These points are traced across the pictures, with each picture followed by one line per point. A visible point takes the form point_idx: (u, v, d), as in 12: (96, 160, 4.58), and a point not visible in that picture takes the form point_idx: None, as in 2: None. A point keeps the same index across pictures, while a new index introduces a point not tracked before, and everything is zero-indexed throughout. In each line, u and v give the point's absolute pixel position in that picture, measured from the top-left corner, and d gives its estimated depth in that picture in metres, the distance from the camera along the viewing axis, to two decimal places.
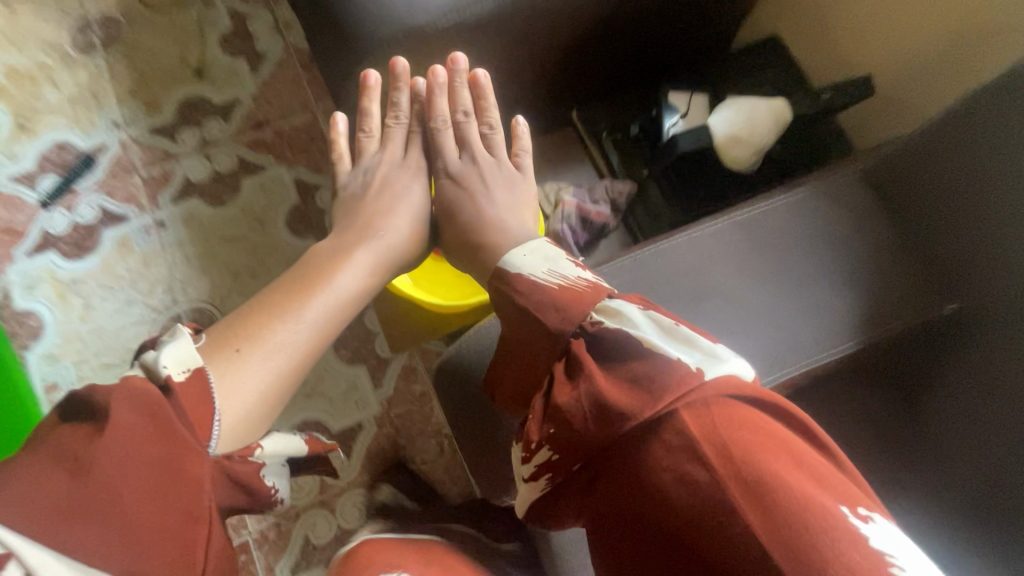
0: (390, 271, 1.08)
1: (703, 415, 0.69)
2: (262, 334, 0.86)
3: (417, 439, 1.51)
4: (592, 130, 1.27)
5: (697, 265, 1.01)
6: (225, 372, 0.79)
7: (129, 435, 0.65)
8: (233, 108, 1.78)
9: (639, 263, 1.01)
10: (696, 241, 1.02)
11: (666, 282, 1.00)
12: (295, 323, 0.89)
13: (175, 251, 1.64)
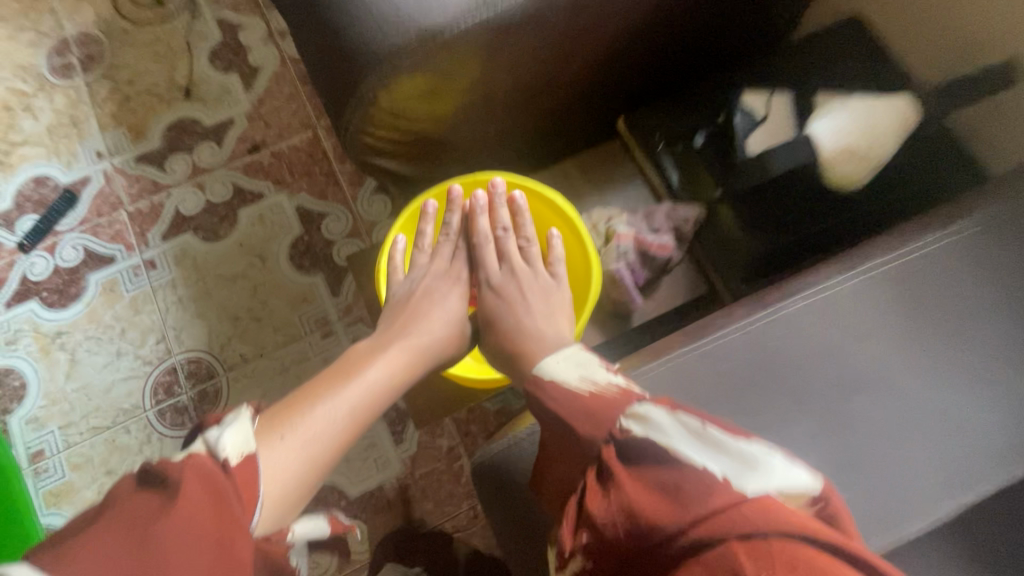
0: (425, 365, 0.88)
1: (755, 538, 0.50)
2: (303, 418, 0.69)
3: (447, 505, 1.27)
4: (647, 143, 1.03)
5: (824, 343, 0.76)
6: (273, 458, 0.64)
7: (194, 500, 0.54)
8: (226, 131, 1.59)
9: (746, 341, 0.76)
10: (825, 308, 0.77)
11: (780, 366, 0.75)
12: (344, 402, 0.74)
13: (167, 295, 1.47)
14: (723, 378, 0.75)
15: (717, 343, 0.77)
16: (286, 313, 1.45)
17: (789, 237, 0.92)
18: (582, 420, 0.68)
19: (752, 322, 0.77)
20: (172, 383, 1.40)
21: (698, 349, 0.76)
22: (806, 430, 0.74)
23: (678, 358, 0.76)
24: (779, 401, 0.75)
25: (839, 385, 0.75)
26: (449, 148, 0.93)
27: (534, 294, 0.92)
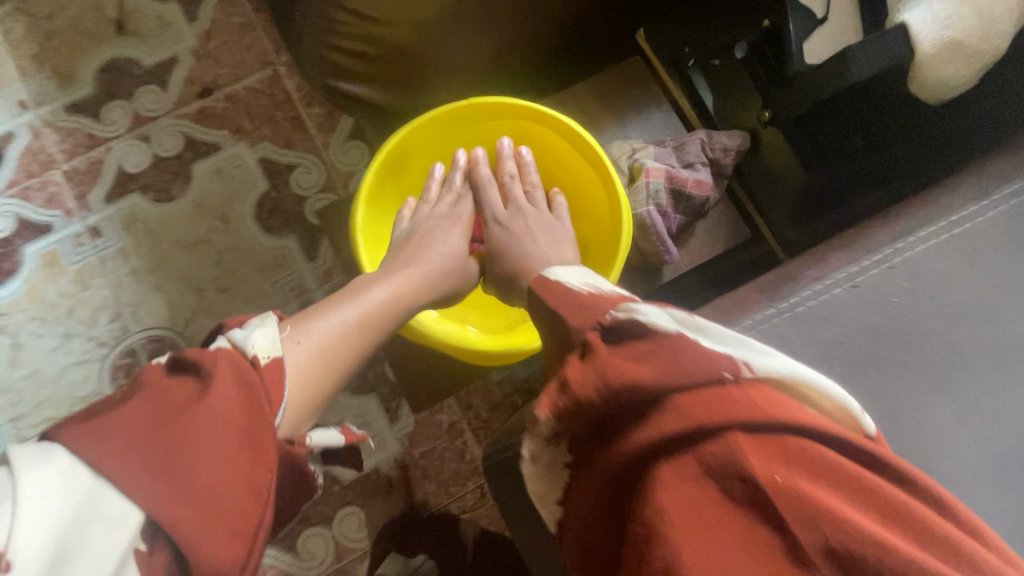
0: (431, 297, 0.72)
1: (766, 431, 0.38)
2: (322, 330, 0.58)
3: (452, 484, 1.12)
4: (675, 60, 0.86)
5: (959, 303, 0.56)
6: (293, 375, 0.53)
7: (226, 392, 0.43)
8: (170, 71, 1.33)
9: (857, 300, 0.57)
10: (963, 256, 0.57)
11: (903, 335, 0.56)
12: (365, 315, 0.62)
13: (118, 267, 1.27)
14: (825, 350, 0.56)
15: (818, 301, 0.57)
16: (257, 282, 1.26)
17: (854, 166, 0.73)
18: (571, 311, 0.52)
19: (862, 271, 0.57)
20: (133, 366, 1.23)
21: (791, 312, 0.57)
22: (936, 424, 0.54)
23: (766, 323, 0.57)
24: (903, 385, 0.55)
25: (986, 365, 0.55)
26: (435, 70, 0.72)
27: (544, 241, 0.74)
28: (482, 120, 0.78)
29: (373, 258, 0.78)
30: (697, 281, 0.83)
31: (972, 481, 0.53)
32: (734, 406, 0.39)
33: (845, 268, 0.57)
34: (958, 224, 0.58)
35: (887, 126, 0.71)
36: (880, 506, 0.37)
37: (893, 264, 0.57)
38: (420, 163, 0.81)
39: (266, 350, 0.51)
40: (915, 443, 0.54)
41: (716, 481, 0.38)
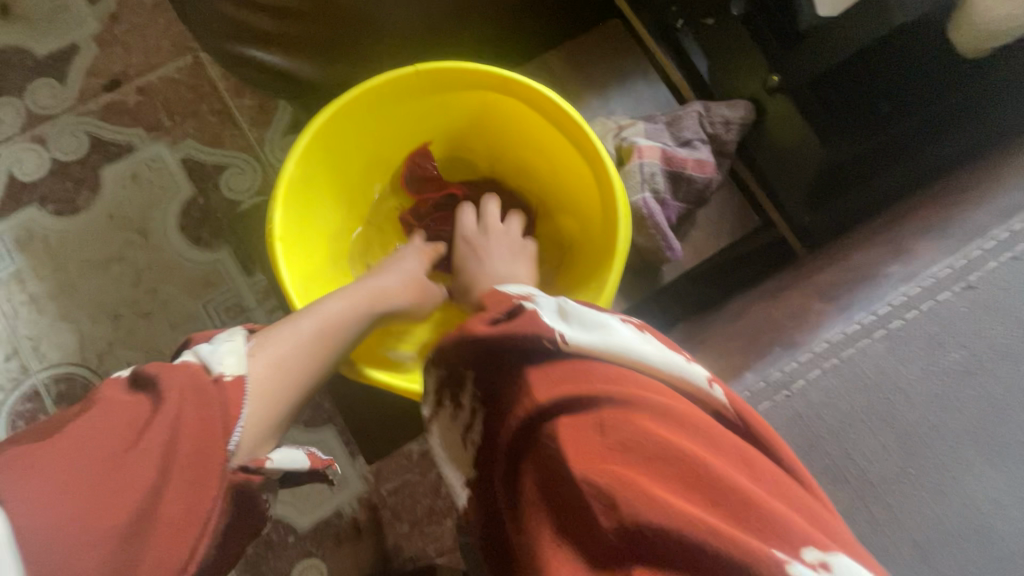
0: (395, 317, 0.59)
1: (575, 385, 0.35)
2: (303, 337, 0.48)
3: (428, 526, 0.84)
4: (659, 21, 0.72)
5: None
6: (259, 396, 0.43)
7: (177, 412, 0.37)
8: (69, 61, 1.00)
9: (974, 308, 0.41)
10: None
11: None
12: (352, 320, 0.52)
13: (13, 294, 0.95)
14: (942, 388, 0.41)
15: (919, 310, 0.42)
16: (182, 302, 0.96)
17: (892, 128, 0.61)
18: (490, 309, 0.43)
19: (975, 265, 0.42)
20: (37, 413, 0.92)
21: (884, 328, 0.42)
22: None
23: (852, 349, 0.43)
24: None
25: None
26: (377, 34, 0.57)
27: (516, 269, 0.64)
28: (439, 93, 0.61)
29: (303, 273, 0.61)
30: (704, 280, 0.71)
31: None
32: (559, 378, 0.36)
33: (948, 262, 0.42)
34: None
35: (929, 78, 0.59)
36: (706, 492, 0.30)
37: (1019, 252, 0.41)
38: (365, 153, 0.66)
39: (236, 367, 0.42)
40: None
41: (544, 469, 0.34)
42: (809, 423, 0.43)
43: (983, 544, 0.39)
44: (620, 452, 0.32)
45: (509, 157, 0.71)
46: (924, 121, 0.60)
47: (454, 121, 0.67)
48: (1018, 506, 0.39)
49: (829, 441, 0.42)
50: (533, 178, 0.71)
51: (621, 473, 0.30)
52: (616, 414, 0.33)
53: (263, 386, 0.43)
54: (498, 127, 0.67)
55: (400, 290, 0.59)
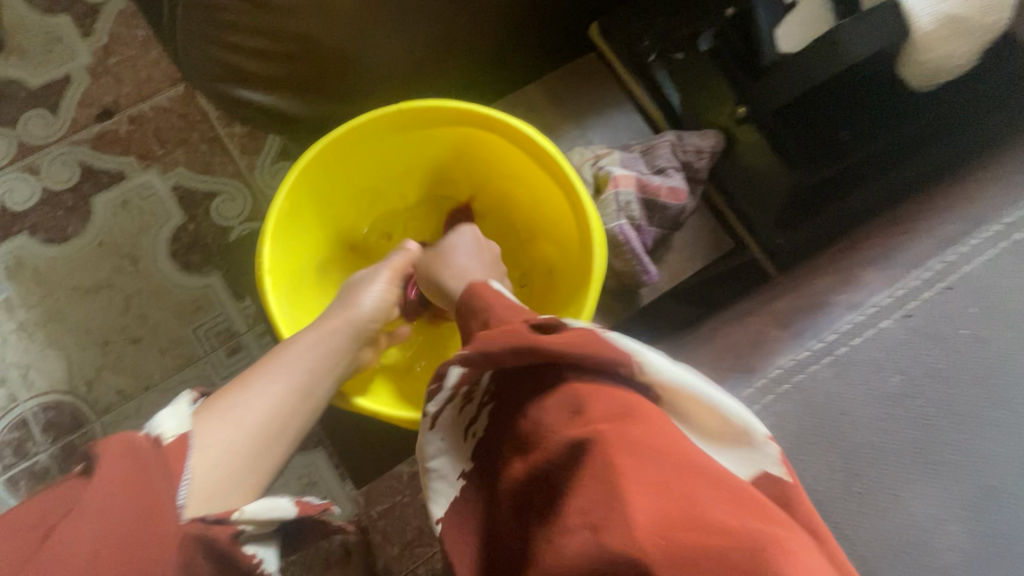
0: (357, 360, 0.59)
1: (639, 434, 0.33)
2: (257, 386, 0.49)
3: (418, 548, 0.85)
4: (634, 55, 0.76)
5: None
6: (209, 444, 0.43)
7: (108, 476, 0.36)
8: (62, 92, 1.02)
9: (915, 336, 0.43)
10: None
11: (975, 380, 0.42)
12: (312, 358, 0.54)
13: (2, 322, 0.96)
14: (883, 411, 0.42)
15: (862, 338, 0.43)
16: (172, 328, 0.97)
17: (840, 162, 0.65)
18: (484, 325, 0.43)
19: (912, 296, 0.43)
20: (24, 441, 0.91)
21: (831, 354, 0.43)
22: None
23: (802, 375, 0.43)
24: (975, 445, 0.41)
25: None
26: (361, 73, 0.59)
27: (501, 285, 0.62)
28: (421, 130, 0.64)
29: (296, 304, 0.63)
30: (682, 301, 0.73)
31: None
32: (601, 416, 0.34)
33: (889, 291, 0.44)
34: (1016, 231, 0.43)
35: (875, 107, 0.63)
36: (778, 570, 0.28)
37: (952, 283, 0.43)
38: (354, 187, 0.68)
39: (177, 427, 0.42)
40: (1002, 521, 0.40)
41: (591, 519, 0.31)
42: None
43: (922, 561, 0.40)
44: (691, 523, 0.29)
45: (486, 182, 0.72)
46: (870, 149, 0.64)
47: (437, 155, 0.70)
48: (953, 521, 0.40)
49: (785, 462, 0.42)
50: (512, 207, 0.73)
51: (701, 540, 0.28)
52: (674, 471, 0.32)
53: (216, 438, 0.44)
54: (479, 160, 0.69)
55: (377, 318, 0.62)
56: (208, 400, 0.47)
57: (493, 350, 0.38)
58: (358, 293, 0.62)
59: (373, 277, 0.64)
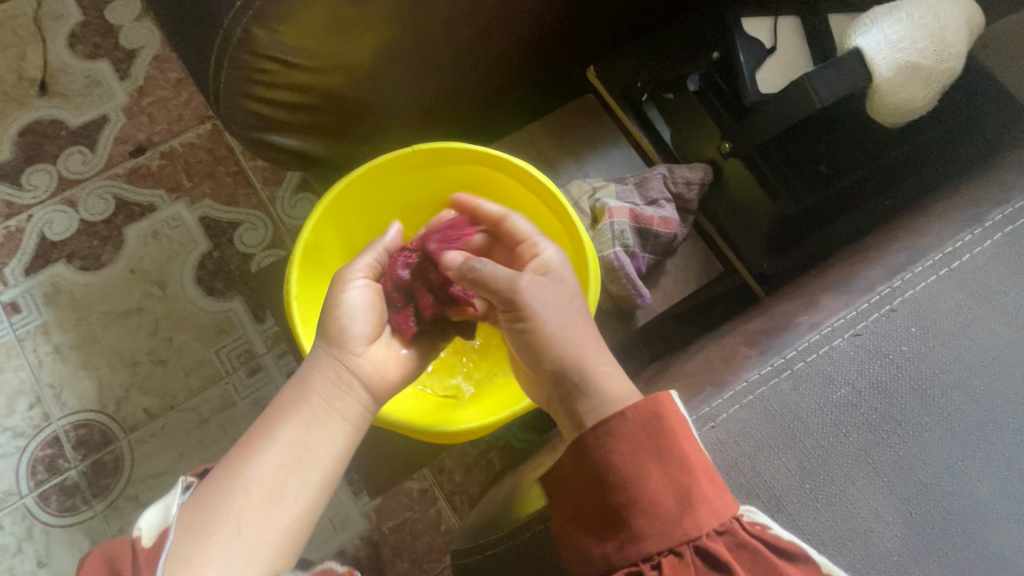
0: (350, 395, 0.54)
1: None
2: (241, 454, 0.48)
3: (427, 564, 0.88)
4: (627, 94, 0.80)
5: (960, 351, 0.47)
6: (192, 527, 0.43)
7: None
8: (99, 131, 1.10)
9: (861, 352, 0.47)
10: (967, 291, 0.48)
11: (913, 391, 0.47)
12: (296, 408, 0.51)
13: (37, 345, 1.01)
14: (834, 417, 0.46)
15: (819, 355, 0.47)
16: (196, 350, 1.02)
17: (819, 194, 0.70)
18: (681, 507, 0.40)
19: (861, 317, 0.48)
20: (56, 458, 0.96)
21: (790, 369, 0.47)
22: (972, 496, 0.44)
23: (764, 388, 0.47)
24: (908, 448, 0.45)
25: (999, 422, 0.46)
26: (373, 115, 0.65)
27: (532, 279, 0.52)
28: (430, 170, 0.71)
29: (311, 328, 0.66)
30: (674, 322, 0.77)
31: (1005, 555, 0.43)
32: None
33: (843, 314, 0.48)
34: (953, 259, 0.49)
35: (837, 144, 0.71)
36: None
37: (895, 306, 0.48)
38: (366, 219, 0.73)
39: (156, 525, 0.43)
40: (941, 514, 0.44)
41: None
42: (732, 450, 0.46)
43: (865, 550, 0.43)
44: None
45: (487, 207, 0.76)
46: (843, 182, 0.71)
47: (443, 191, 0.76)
48: (891, 513, 0.44)
49: (747, 464, 0.45)
50: None
51: None
52: None
53: (202, 520, 0.43)
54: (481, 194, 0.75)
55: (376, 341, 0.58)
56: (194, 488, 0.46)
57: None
58: (332, 319, 0.55)
59: (347, 299, 0.56)
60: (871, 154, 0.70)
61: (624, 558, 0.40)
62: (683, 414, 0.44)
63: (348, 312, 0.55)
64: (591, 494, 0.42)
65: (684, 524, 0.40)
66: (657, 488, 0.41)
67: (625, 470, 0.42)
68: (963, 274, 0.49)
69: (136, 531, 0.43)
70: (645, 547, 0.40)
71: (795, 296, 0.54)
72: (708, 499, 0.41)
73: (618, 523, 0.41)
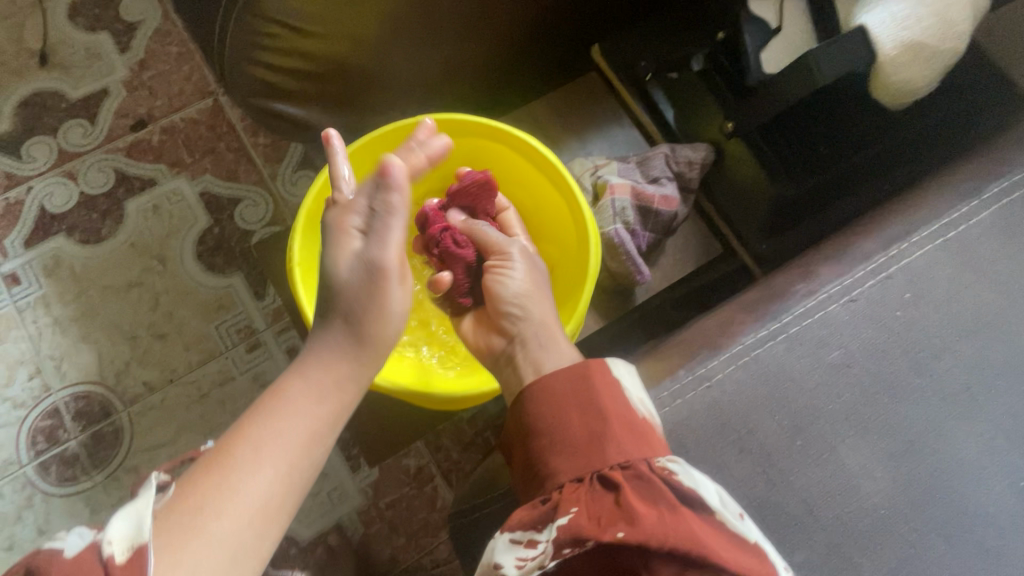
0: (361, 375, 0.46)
1: None
2: (234, 477, 0.40)
3: (423, 538, 0.89)
4: (631, 75, 0.81)
5: (952, 318, 0.48)
6: (170, 564, 0.37)
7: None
8: (99, 104, 1.10)
9: (856, 317, 0.48)
10: (960, 262, 0.49)
11: (905, 354, 0.47)
12: (305, 425, 0.43)
13: (38, 317, 1.01)
14: (826, 377, 0.47)
15: (814, 319, 0.48)
16: (196, 325, 1.03)
17: (820, 175, 0.71)
18: (590, 445, 0.43)
19: (856, 284, 0.49)
20: (56, 429, 0.97)
21: (786, 333, 0.48)
22: (956, 455, 0.45)
23: (759, 350, 0.48)
24: (899, 408, 0.46)
25: (988, 385, 0.47)
26: (380, 88, 0.65)
27: (522, 266, 0.60)
28: None
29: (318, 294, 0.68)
30: (673, 303, 0.78)
31: (989, 511, 0.44)
32: None
33: (839, 280, 0.49)
34: (948, 230, 0.50)
35: (842, 125, 0.71)
36: None
37: (890, 274, 0.49)
38: None
39: (130, 538, 0.37)
40: (925, 469, 0.45)
41: None
42: (726, 409, 0.47)
43: (851, 504, 0.45)
44: None
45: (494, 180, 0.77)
46: (848, 161, 0.70)
47: (448, 165, 0.76)
48: (879, 469, 0.45)
49: (739, 419, 0.47)
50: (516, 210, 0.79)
51: None
52: None
53: (201, 538, 0.38)
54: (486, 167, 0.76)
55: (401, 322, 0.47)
56: (175, 499, 0.40)
57: (631, 506, 0.39)
58: (377, 324, 0.45)
59: (392, 296, 0.45)
60: (876, 134, 0.71)
61: (542, 490, 0.43)
62: (614, 377, 0.47)
63: (382, 305, 0.45)
64: (519, 445, 0.47)
65: (591, 460, 0.43)
66: (572, 430, 0.44)
67: (547, 415, 0.46)
68: (958, 244, 0.49)
69: (105, 543, 0.37)
70: (556, 480, 0.43)
71: (792, 267, 0.55)
72: (619, 442, 0.43)
73: (538, 465, 0.45)
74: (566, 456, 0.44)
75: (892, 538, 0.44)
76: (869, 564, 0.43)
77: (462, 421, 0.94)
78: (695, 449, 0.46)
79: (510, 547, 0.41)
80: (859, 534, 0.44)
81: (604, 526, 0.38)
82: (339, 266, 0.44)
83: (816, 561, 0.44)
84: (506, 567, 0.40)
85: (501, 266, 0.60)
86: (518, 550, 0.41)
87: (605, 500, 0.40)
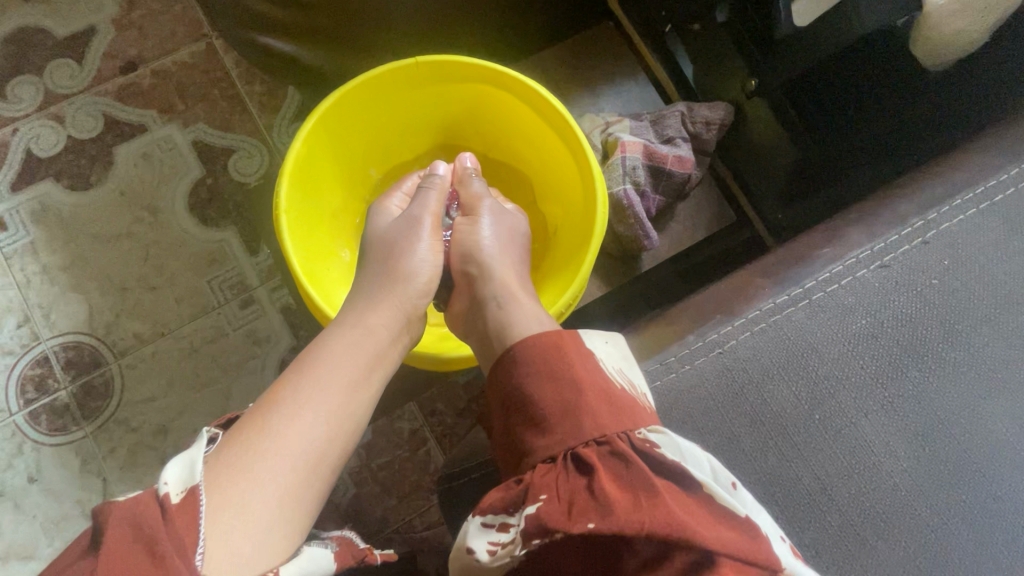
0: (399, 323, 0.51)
1: None
2: (278, 419, 0.40)
3: (414, 500, 0.88)
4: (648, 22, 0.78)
5: (992, 289, 0.45)
6: (223, 502, 0.36)
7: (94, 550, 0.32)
8: (87, 43, 1.04)
9: (887, 284, 0.45)
10: (1005, 228, 0.45)
11: (939, 324, 0.44)
12: (343, 369, 0.45)
13: (25, 265, 0.98)
14: (850, 347, 0.44)
15: (840, 286, 0.45)
16: (188, 279, 1.00)
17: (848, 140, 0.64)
18: (564, 419, 0.41)
19: (889, 248, 0.45)
20: (46, 378, 0.95)
21: (808, 298, 0.45)
22: (986, 434, 0.43)
23: (778, 316, 0.45)
24: (928, 383, 0.44)
25: None
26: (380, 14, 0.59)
27: (496, 230, 0.60)
28: (437, 85, 0.66)
29: (304, 246, 0.64)
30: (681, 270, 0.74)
31: (1017, 495, 0.42)
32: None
33: (869, 245, 0.46)
34: (995, 193, 0.46)
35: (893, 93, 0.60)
36: None
37: (929, 239, 0.45)
38: (371, 137, 0.71)
39: (184, 479, 0.37)
40: (951, 449, 0.43)
41: None
42: (737, 379, 0.44)
43: (871, 483, 0.42)
44: None
45: (500, 134, 0.73)
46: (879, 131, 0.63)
47: (450, 111, 0.71)
48: (902, 447, 0.43)
49: (753, 391, 0.44)
50: (522, 166, 0.75)
51: None
52: None
53: (248, 476, 0.37)
54: (492, 117, 0.71)
55: (430, 288, 0.55)
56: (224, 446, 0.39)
57: (604, 491, 0.36)
58: (407, 261, 0.55)
59: (420, 245, 0.57)
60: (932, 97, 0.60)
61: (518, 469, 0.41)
62: (589, 351, 0.45)
63: (404, 248, 0.56)
64: (498, 418, 0.45)
65: (566, 434, 0.40)
66: (548, 402, 0.42)
67: (525, 385, 0.44)
68: (1004, 209, 0.45)
69: (161, 486, 0.36)
70: (532, 458, 0.41)
71: (818, 229, 0.51)
72: (595, 416, 0.40)
73: (515, 441, 0.42)
74: (541, 435, 0.41)
75: (912, 521, 0.42)
76: (884, 548, 0.41)
77: (458, 386, 0.92)
78: (701, 420, 0.44)
79: (482, 531, 0.39)
80: (877, 515, 0.42)
81: (574, 517, 0.36)
82: (383, 224, 0.60)
83: (827, 542, 0.42)
84: (478, 552, 0.39)
85: (471, 224, 0.61)
86: (490, 534, 0.39)
87: (580, 482, 0.37)
